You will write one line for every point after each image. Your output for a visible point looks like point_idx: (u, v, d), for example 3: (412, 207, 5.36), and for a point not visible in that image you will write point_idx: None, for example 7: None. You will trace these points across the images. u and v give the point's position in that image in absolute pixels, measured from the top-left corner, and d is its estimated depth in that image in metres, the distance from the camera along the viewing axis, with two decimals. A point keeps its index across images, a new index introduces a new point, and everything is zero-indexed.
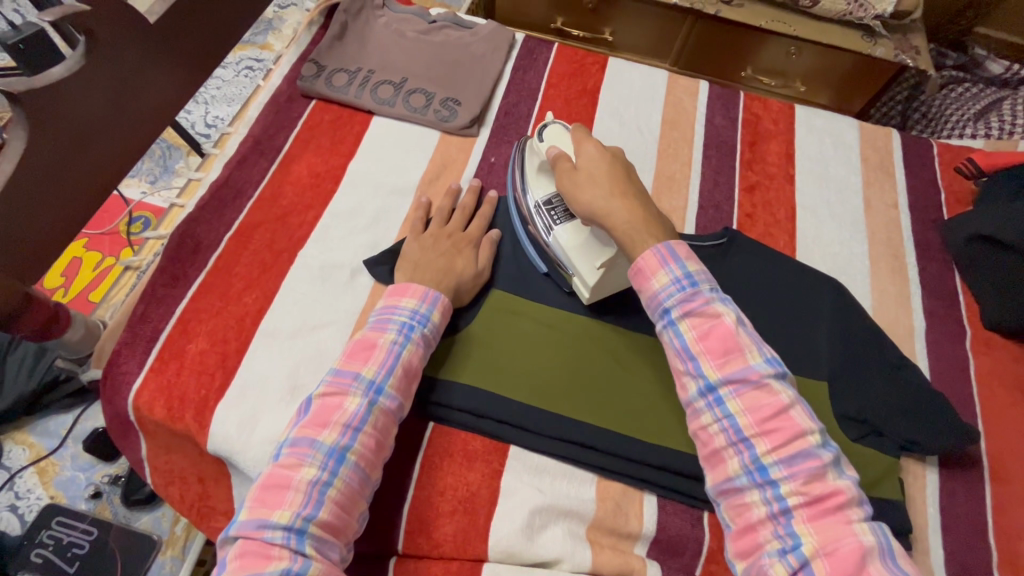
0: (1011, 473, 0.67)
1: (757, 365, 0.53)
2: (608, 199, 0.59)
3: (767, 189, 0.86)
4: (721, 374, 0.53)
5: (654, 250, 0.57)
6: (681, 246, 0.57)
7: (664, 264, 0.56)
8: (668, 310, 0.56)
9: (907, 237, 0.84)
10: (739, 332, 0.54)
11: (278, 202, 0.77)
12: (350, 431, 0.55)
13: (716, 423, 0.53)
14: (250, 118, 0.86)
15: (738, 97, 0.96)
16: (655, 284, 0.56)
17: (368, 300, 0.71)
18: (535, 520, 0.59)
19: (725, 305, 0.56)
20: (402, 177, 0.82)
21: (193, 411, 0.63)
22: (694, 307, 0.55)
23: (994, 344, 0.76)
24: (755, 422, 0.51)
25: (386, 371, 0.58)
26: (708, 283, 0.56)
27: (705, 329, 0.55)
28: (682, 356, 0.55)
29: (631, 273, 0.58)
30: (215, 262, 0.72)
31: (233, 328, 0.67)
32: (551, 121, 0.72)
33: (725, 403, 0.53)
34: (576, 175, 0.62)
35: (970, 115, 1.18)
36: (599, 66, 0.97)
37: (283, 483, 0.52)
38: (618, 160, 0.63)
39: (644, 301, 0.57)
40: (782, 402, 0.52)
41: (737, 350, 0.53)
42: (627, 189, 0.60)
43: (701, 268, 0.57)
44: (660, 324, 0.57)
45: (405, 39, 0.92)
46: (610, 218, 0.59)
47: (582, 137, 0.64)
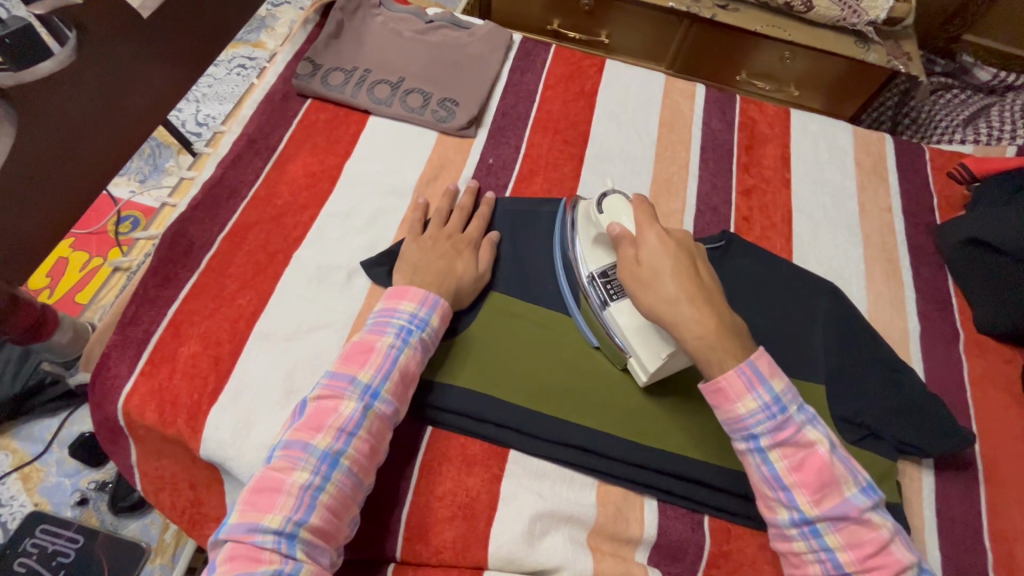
0: (1005, 475, 0.68)
1: (854, 497, 0.52)
2: (677, 305, 0.54)
3: (763, 192, 0.87)
4: (816, 508, 0.51)
5: (738, 372, 0.53)
6: (766, 364, 0.54)
7: (752, 388, 0.53)
8: (755, 436, 0.53)
9: (900, 241, 0.85)
10: (833, 461, 0.53)
11: (273, 202, 0.76)
12: (344, 435, 0.54)
13: (811, 552, 0.52)
14: (243, 117, 0.84)
15: (734, 100, 0.96)
16: (740, 409, 0.53)
17: (365, 303, 0.70)
18: (536, 526, 0.59)
19: (816, 429, 0.54)
20: (399, 178, 0.81)
21: (185, 415, 0.61)
22: (786, 436, 0.53)
23: (987, 347, 0.76)
24: (856, 557, 0.50)
25: (383, 375, 0.58)
26: (796, 405, 0.54)
27: (797, 458, 0.53)
28: (772, 485, 0.53)
29: (709, 392, 0.54)
30: (208, 263, 0.70)
31: (226, 330, 0.66)
32: (609, 189, 0.67)
33: (822, 535, 0.51)
34: (640, 271, 0.57)
35: (959, 120, 1.20)
36: (597, 68, 0.96)
37: (275, 486, 0.51)
38: (685, 251, 0.58)
39: (727, 423, 0.54)
40: (883, 536, 0.51)
41: (833, 482, 0.52)
42: (698, 291, 0.55)
43: (788, 388, 0.54)
44: (744, 446, 0.54)
45: (403, 39, 0.91)
46: (680, 327, 0.54)
47: (644, 219, 0.59)
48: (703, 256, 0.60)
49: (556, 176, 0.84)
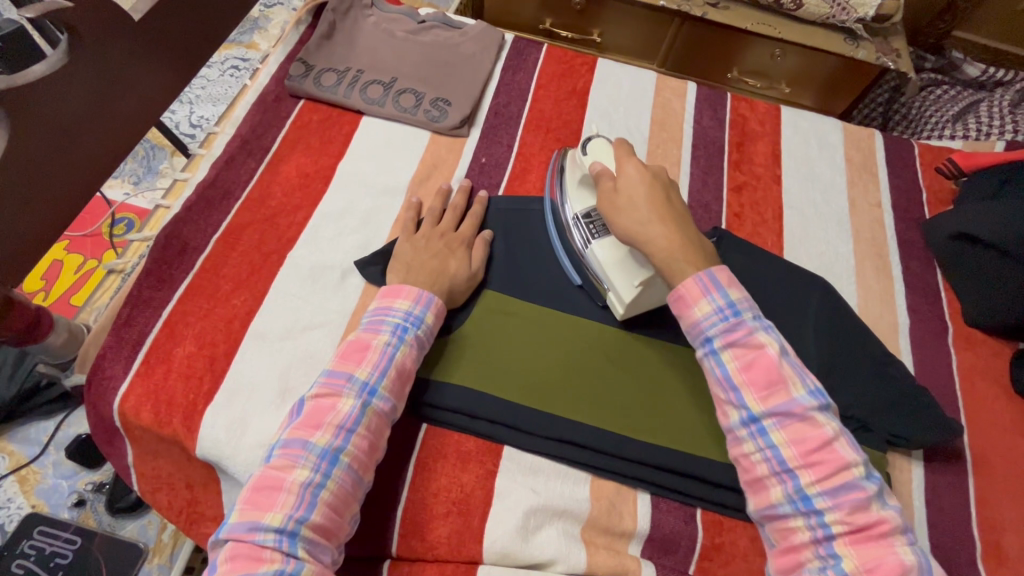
0: (993, 466, 0.69)
1: (801, 396, 0.54)
2: (648, 224, 0.60)
3: (754, 188, 0.87)
4: (763, 405, 0.54)
5: (697, 279, 0.58)
6: (723, 274, 0.58)
7: (707, 293, 0.57)
8: (710, 338, 0.57)
9: (890, 236, 0.86)
10: (782, 363, 0.55)
11: (267, 203, 0.77)
12: (343, 433, 0.55)
13: (758, 452, 0.54)
14: (236, 118, 0.85)
15: (725, 98, 0.97)
16: (696, 312, 0.57)
17: (360, 301, 0.71)
18: (530, 521, 0.59)
19: (769, 334, 0.56)
20: (392, 177, 0.81)
21: (181, 415, 0.62)
22: (737, 337, 0.56)
23: (975, 340, 0.77)
24: (799, 453, 0.52)
25: (380, 372, 0.58)
26: (751, 312, 0.57)
27: (747, 360, 0.55)
28: (724, 385, 0.56)
29: (672, 299, 0.59)
30: (203, 264, 0.71)
31: (222, 330, 0.66)
32: (591, 134, 0.71)
33: (768, 433, 0.53)
34: (616, 197, 0.62)
35: (947, 117, 1.20)
36: (588, 67, 0.97)
37: (276, 485, 0.52)
38: (659, 181, 0.63)
39: (686, 328, 0.58)
40: (827, 434, 0.52)
41: (780, 381, 0.54)
42: (667, 214, 0.61)
43: (744, 296, 0.57)
44: (701, 351, 0.58)
45: (395, 39, 0.91)
46: (650, 243, 0.60)
47: (623, 155, 0.65)
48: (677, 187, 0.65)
49: (548, 175, 0.85)
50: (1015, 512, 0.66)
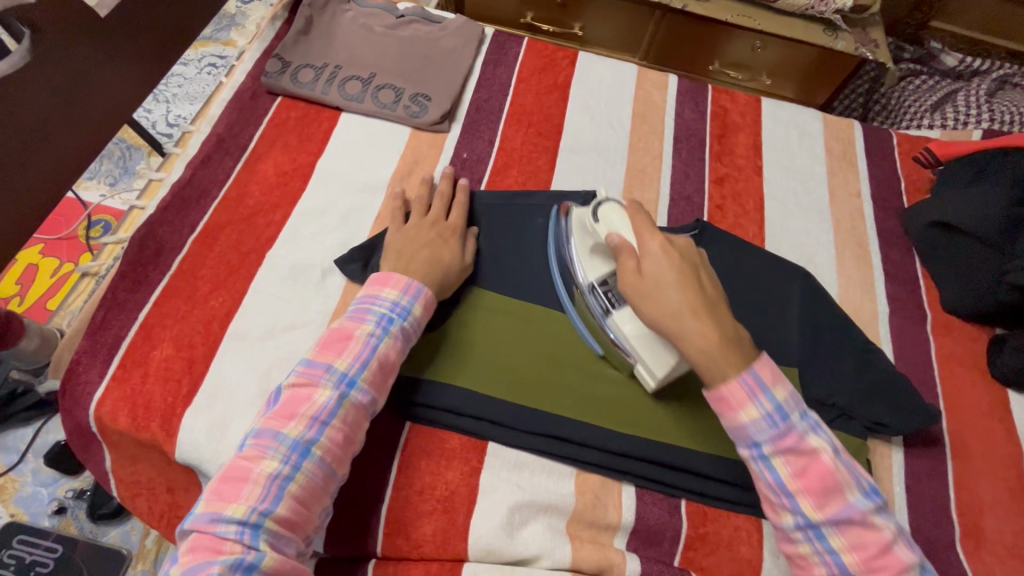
0: (971, 449, 0.70)
1: (858, 501, 0.50)
2: (681, 317, 0.53)
3: (736, 180, 0.88)
4: (820, 512, 0.50)
5: (741, 381, 0.51)
6: (768, 370, 0.52)
7: (753, 397, 0.51)
8: (758, 444, 0.52)
9: (869, 225, 0.86)
10: (838, 467, 0.51)
11: (244, 202, 0.75)
12: (316, 424, 0.54)
13: (816, 556, 0.51)
14: (212, 116, 0.83)
15: (706, 90, 0.97)
16: (743, 418, 0.51)
17: (341, 300, 0.70)
18: (514, 517, 0.59)
19: (819, 432, 0.52)
20: (372, 174, 0.81)
21: (159, 419, 0.61)
22: (789, 443, 0.51)
23: (953, 326, 0.78)
24: (861, 561, 0.49)
25: (360, 364, 0.57)
26: (799, 411, 0.52)
27: (800, 464, 0.51)
28: (776, 491, 0.51)
29: (712, 400, 0.53)
30: (179, 265, 0.70)
31: (200, 332, 0.66)
32: (604, 196, 0.65)
33: (826, 539, 0.50)
34: (641, 282, 0.56)
35: (928, 106, 1.22)
36: (569, 61, 0.97)
37: (243, 475, 0.51)
38: (690, 263, 0.56)
39: (731, 430, 0.53)
40: (887, 538, 0.49)
41: (837, 487, 0.50)
42: (701, 303, 0.54)
43: (791, 396, 0.52)
44: (747, 453, 0.53)
45: (373, 35, 0.90)
46: (685, 340, 0.53)
47: (645, 228, 0.58)
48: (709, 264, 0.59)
49: (530, 169, 0.84)
50: (993, 494, 0.67)
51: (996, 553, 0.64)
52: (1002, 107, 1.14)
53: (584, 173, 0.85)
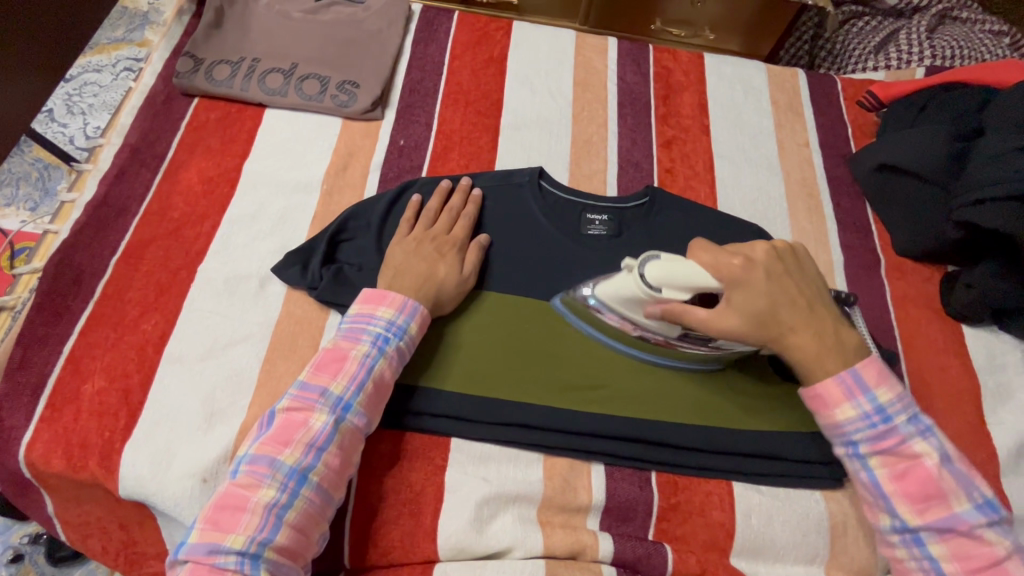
0: (930, 388, 0.71)
1: (966, 512, 0.51)
2: (785, 334, 0.56)
3: (684, 141, 0.86)
4: (920, 518, 0.52)
5: (839, 381, 0.55)
6: (869, 372, 0.55)
7: (851, 397, 0.54)
8: (854, 442, 0.55)
9: (819, 174, 0.86)
10: (943, 474, 0.52)
11: (168, 215, 0.71)
12: (313, 450, 0.52)
13: (913, 560, 0.53)
14: (123, 125, 0.77)
15: (647, 51, 0.94)
16: (839, 415, 0.55)
17: (283, 309, 0.67)
18: (483, 511, 0.58)
19: (926, 440, 0.53)
20: (304, 172, 0.76)
21: (97, 456, 0.57)
22: (887, 445, 0.54)
23: (906, 269, 0.79)
24: (963, 570, 0.50)
25: (356, 387, 0.56)
26: (905, 415, 0.54)
27: (900, 467, 0.53)
28: (872, 492, 0.54)
29: (808, 396, 0.57)
30: (103, 290, 0.65)
31: (132, 360, 0.62)
32: (644, 261, 0.58)
33: (925, 544, 0.52)
34: (740, 313, 0.56)
35: (872, 46, 1.20)
36: (504, 32, 0.92)
37: (239, 504, 0.49)
38: (776, 278, 0.57)
39: (826, 427, 0.56)
40: (998, 554, 0.50)
41: (940, 494, 0.52)
42: (794, 309, 0.57)
43: (895, 397, 0.54)
44: (843, 451, 0.56)
45: (292, 22, 0.85)
46: (791, 352, 0.57)
47: (722, 259, 0.57)
48: (793, 258, 0.60)
49: (472, 150, 0.81)
50: (953, 430, 0.69)
51: None
52: (943, 42, 1.13)
53: (529, 149, 0.82)
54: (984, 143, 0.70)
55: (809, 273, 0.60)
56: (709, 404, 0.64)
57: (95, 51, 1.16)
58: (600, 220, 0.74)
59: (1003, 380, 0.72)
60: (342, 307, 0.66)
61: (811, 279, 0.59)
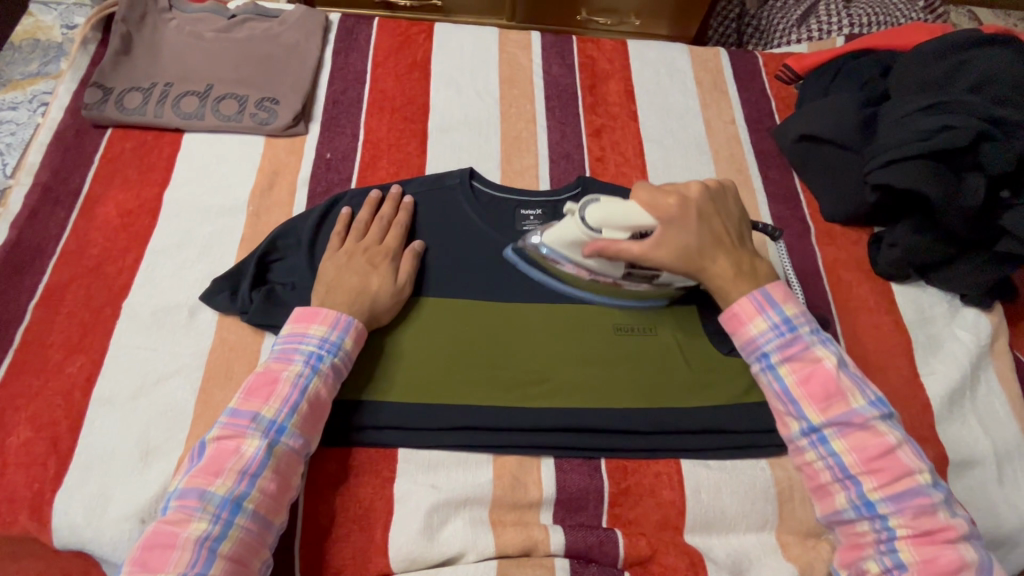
0: (864, 348, 0.73)
1: (862, 406, 0.55)
2: (707, 261, 0.60)
3: (613, 129, 0.87)
4: (824, 417, 0.55)
5: (751, 298, 0.59)
6: (777, 291, 0.59)
7: (761, 311, 0.58)
8: (766, 354, 0.58)
9: (747, 149, 0.87)
10: (841, 374, 0.56)
11: (87, 253, 0.68)
12: (246, 478, 0.51)
13: (820, 460, 0.56)
14: (32, 163, 0.74)
15: (570, 43, 0.95)
16: (752, 329, 0.58)
17: (215, 337, 0.65)
18: (433, 519, 0.58)
19: (826, 346, 0.57)
20: (229, 195, 0.75)
21: (27, 509, 0.55)
22: (794, 352, 0.57)
23: (835, 233, 0.81)
24: (861, 461, 0.53)
25: (290, 408, 0.55)
26: (807, 326, 0.58)
27: (805, 372, 0.56)
28: (783, 398, 0.57)
29: (725, 317, 0.60)
30: (22, 337, 0.63)
31: (59, 407, 0.60)
32: (579, 206, 0.63)
33: (829, 442, 0.55)
34: (667, 240, 0.60)
35: (793, 21, 1.19)
36: (425, 35, 0.92)
37: (169, 542, 0.48)
38: (705, 216, 0.62)
39: (740, 343, 0.59)
40: (889, 442, 0.53)
41: (839, 393, 0.55)
42: (716, 240, 0.61)
43: (800, 311, 0.58)
44: (756, 366, 0.59)
45: (204, 42, 0.83)
46: (710, 278, 0.61)
47: (656, 198, 0.61)
48: (724, 198, 0.64)
49: (401, 157, 0.80)
50: (888, 386, 0.71)
51: None
52: (859, 10, 1.14)
53: (459, 150, 0.82)
54: (890, 107, 0.73)
55: (736, 211, 0.64)
56: (651, 387, 0.65)
57: (9, 88, 1.11)
58: (534, 215, 0.74)
59: (934, 333, 0.75)
60: (277, 329, 0.65)
61: (737, 218, 0.64)
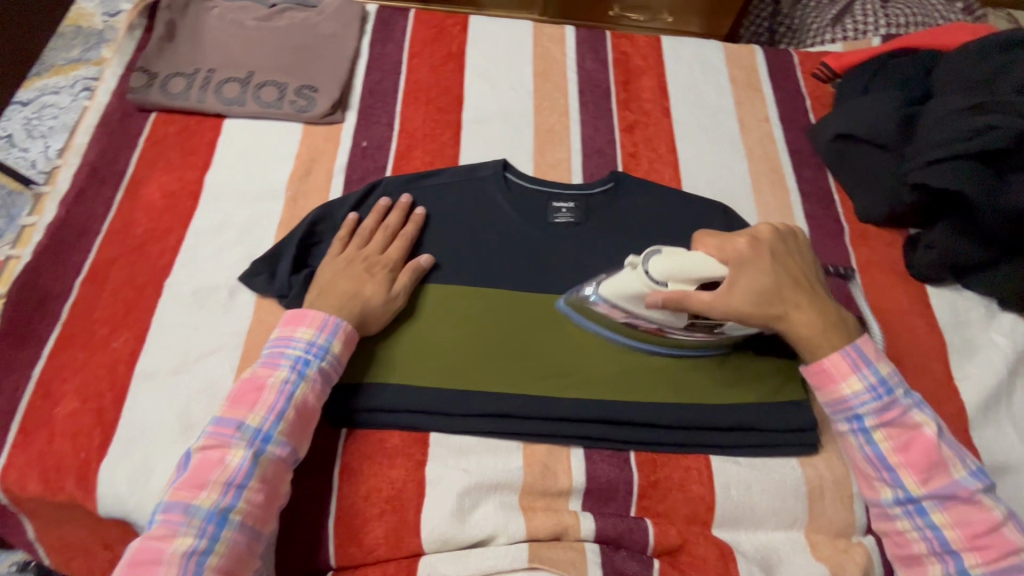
0: (898, 349, 0.72)
1: (964, 479, 0.54)
2: (788, 309, 0.59)
3: (645, 125, 0.87)
4: (923, 488, 0.55)
5: (845, 355, 0.58)
6: (869, 348, 0.59)
7: (857, 370, 0.58)
8: (860, 416, 0.58)
9: (781, 148, 0.87)
10: (941, 444, 0.55)
11: (131, 232, 0.70)
12: (232, 489, 0.50)
13: (916, 531, 0.55)
14: (79, 144, 0.76)
15: (604, 38, 0.95)
16: (846, 389, 0.58)
17: (254, 318, 0.66)
18: (464, 502, 0.59)
19: (923, 410, 0.57)
20: (267, 180, 0.76)
21: (74, 477, 0.57)
22: (891, 416, 0.57)
23: (869, 235, 0.80)
24: (963, 536, 0.53)
25: (275, 416, 0.54)
26: (903, 389, 0.57)
27: (902, 439, 0.56)
28: (876, 464, 0.57)
29: (813, 373, 0.59)
30: (69, 311, 0.65)
31: (104, 379, 0.61)
32: (643, 259, 0.60)
33: (928, 513, 0.55)
34: (745, 287, 0.58)
35: (828, 20, 1.17)
36: (460, 27, 0.92)
37: (154, 558, 0.47)
38: (779, 259, 0.60)
39: (832, 403, 0.59)
40: (995, 518, 0.53)
41: (940, 463, 0.55)
42: (798, 285, 0.60)
43: (894, 371, 0.58)
44: (847, 427, 0.59)
45: (245, 30, 0.84)
46: (793, 329, 0.59)
47: (726, 244, 0.60)
48: (795, 243, 0.63)
49: (435, 147, 0.81)
50: (923, 388, 0.70)
51: None
52: (898, 11, 1.11)
53: (492, 141, 0.82)
54: (931, 106, 0.72)
55: (809, 256, 0.63)
56: (684, 380, 0.65)
57: (51, 73, 1.14)
58: (566, 208, 0.74)
59: (969, 337, 0.74)
60: None
61: (811, 262, 0.63)
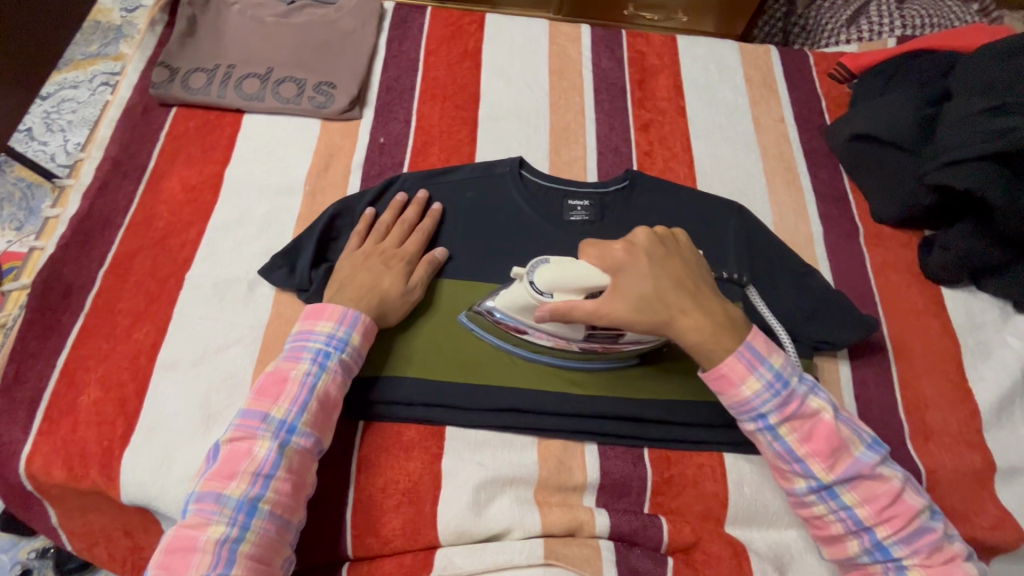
0: (912, 350, 0.72)
1: (864, 455, 0.55)
2: (674, 313, 0.56)
3: (661, 123, 0.87)
4: (832, 473, 0.54)
5: (738, 357, 0.55)
6: (759, 344, 0.56)
7: (753, 369, 0.55)
8: (764, 415, 0.55)
9: (796, 148, 0.87)
10: (839, 426, 0.55)
11: (153, 225, 0.71)
12: (260, 479, 0.51)
13: (831, 513, 0.55)
14: (102, 137, 0.77)
15: (620, 36, 0.95)
16: (746, 391, 0.55)
17: (272, 310, 0.67)
18: (480, 496, 0.60)
19: (818, 396, 0.56)
20: (286, 174, 0.77)
21: (98, 465, 0.58)
22: (793, 409, 0.55)
23: (884, 236, 0.80)
24: (873, 511, 0.53)
25: (299, 407, 0.55)
26: (797, 377, 0.56)
27: (806, 429, 0.55)
28: (786, 459, 0.55)
29: (713, 381, 0.56)
30: (93, 302, 0.66)
31: (127, 369, 0.62)
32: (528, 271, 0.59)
33: (840, 495, 0.54)
34: (627, 295, 0.55)
35: (842, 21, 1.16)
36: (477, 25, 0.93)
37: (189, 545, 0.49)
38: (658, 260, 0.57)
39: (735, 405, 0.56)
40: (895, 488, 0.54)
41: (842, 445, 0.54)
42: (680, 287, 0.57)
43: (786, 362, 0.56)
44: (754, 426, 0.56)
45: (265, 26, 0.85)
46: (681, 334, 0.56)
47: (607, 252, 0.57)
48: (676, 243, 0.60)
49: (452, 144, 0.81)
50: (937, 390, 0.70)
51: (942, 443, 0.67)
52: (914, 11, 1.10)
53: (508, 139, 0.83)
54: (950, 108, 0.72)
55: (691, 254, 0.60)
56: (696, 377, 0.65)
57: (71, 68, 1.16)
58: (582, 207, 0.74)
59: (983, 339, 0.74)
60: None
61: (692, 259, 0.59)
